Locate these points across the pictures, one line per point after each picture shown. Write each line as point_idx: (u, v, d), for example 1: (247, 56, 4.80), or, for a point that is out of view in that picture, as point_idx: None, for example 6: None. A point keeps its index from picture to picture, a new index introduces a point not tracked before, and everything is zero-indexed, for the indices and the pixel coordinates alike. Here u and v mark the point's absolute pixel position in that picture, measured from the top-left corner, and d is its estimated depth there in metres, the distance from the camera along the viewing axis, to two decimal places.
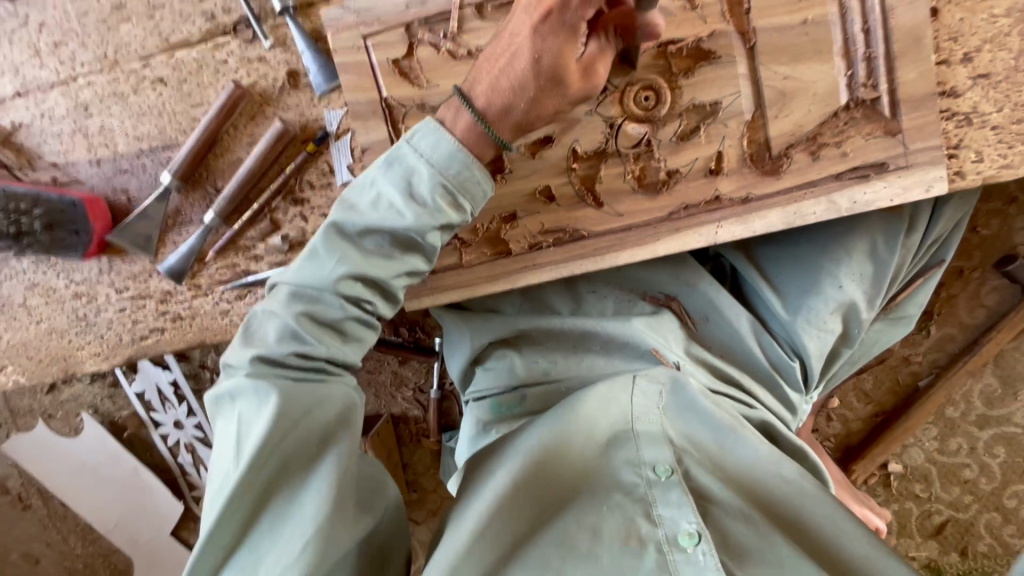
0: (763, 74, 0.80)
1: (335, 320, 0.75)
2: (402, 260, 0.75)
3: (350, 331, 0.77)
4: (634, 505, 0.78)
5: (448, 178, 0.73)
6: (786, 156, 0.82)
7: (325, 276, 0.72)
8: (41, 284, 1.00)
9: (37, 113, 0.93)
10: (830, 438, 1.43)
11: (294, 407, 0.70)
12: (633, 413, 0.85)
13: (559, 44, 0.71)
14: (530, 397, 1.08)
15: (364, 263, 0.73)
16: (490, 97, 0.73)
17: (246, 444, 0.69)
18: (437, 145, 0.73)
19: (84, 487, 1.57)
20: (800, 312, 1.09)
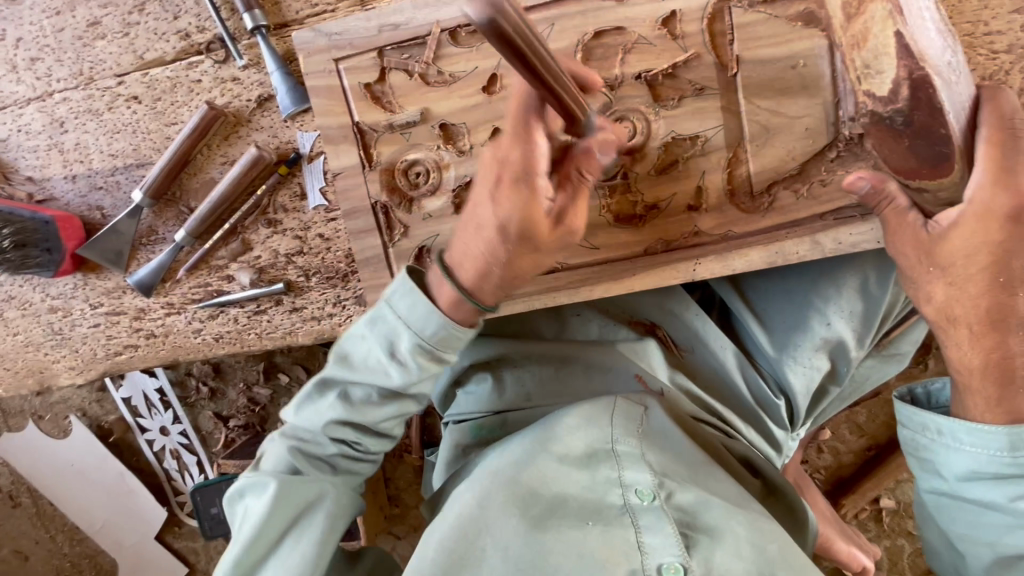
0: (746, 108, 0.77)
1: (329, 455, 0.77)
2: (394, 404, 0.77)
3: (344, 466, 0.79)
4: (619, 530, 0.76)
5: (427, 336, 0.72)
6: (769, 194, 0.79)
7: (319, 420, 0.76)
8: (17, 297, 1.00)
9: (14, 128, 0.93)
10: (820, 470, 1.39)
11: (288, 497, 0.73)
12: (613, 432, 0.85)
13: (518, 207, 0.68)
14: (510, 420, 1.07)
15: (352, 411, 0.76)
16: (464, 264, 0.73)
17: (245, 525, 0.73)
18: (412, 307, 0.72)
19: (73, 488, 1.59)
20: (787, 349, 1.06)
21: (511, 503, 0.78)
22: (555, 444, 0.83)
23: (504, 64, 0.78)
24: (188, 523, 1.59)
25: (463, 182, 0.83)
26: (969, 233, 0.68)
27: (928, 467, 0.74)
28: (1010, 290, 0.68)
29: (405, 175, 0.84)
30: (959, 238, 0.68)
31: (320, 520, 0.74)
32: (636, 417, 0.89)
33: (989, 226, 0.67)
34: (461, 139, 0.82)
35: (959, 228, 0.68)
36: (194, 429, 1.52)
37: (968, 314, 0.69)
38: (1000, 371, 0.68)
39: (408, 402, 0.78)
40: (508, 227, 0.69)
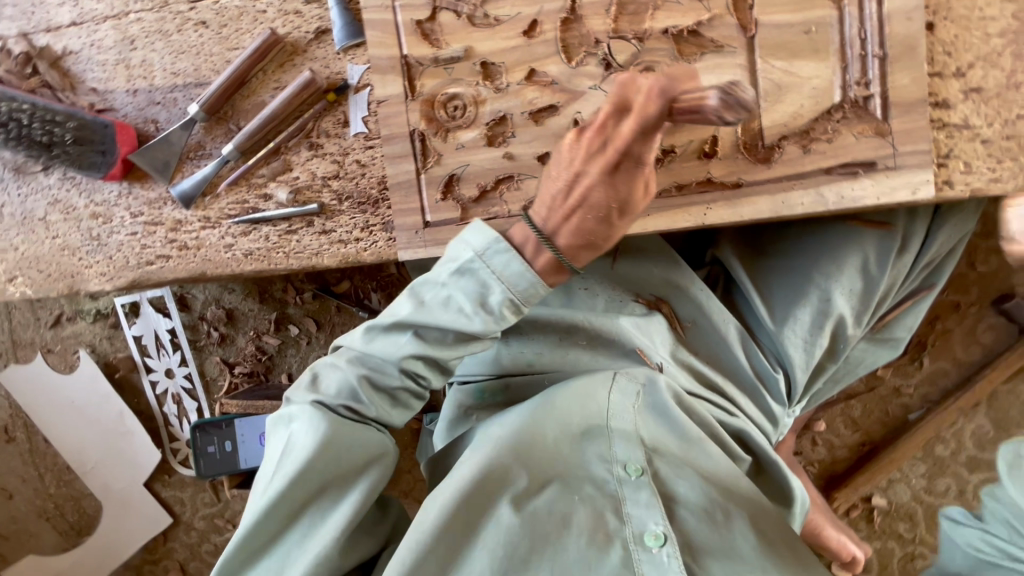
0: (762, 66, 0.84)
1: (393, 387, 0.81)
2: (467, 348, 0.79)
3: (402, 398, 0.83)
4: (605, 501, 0.79)
5: (518, 292, 0.76)
6: (779, 146, 0.85)
7: (392, 353, 0.78)
8: (62, 201, 1.05)
9: (87, 42, 1.00)
10: (813, 463, 1.40)
11: (336, 443, 0.76)
12: (608, 411, 0.87)
13: (634, 188, 0.73)
14: (513, 385, 1.10)
15: (429, 348, 0.78)
16: (568, 237, 0.76)
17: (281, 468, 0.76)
18: (508, 264, 0.75)
19: (70, 426, 1.59)
20: (787, 324, 1.09)
21: (502, 471, 0.80)
22: (551, 420, 0.85)
23: (545, 10, 0.87)
24: (179, 472, 1.59)
25: (497, 116, 0.90)
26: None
27: None
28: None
29: (444, 108, 0.91)
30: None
31: (361, 485, 0.77)
32: (632, 394, 0.89)
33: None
34: (500, 78, 0.89)
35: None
36: (199, 374, 1.55)
37: None
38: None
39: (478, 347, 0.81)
40: (623, 206, 0.74)
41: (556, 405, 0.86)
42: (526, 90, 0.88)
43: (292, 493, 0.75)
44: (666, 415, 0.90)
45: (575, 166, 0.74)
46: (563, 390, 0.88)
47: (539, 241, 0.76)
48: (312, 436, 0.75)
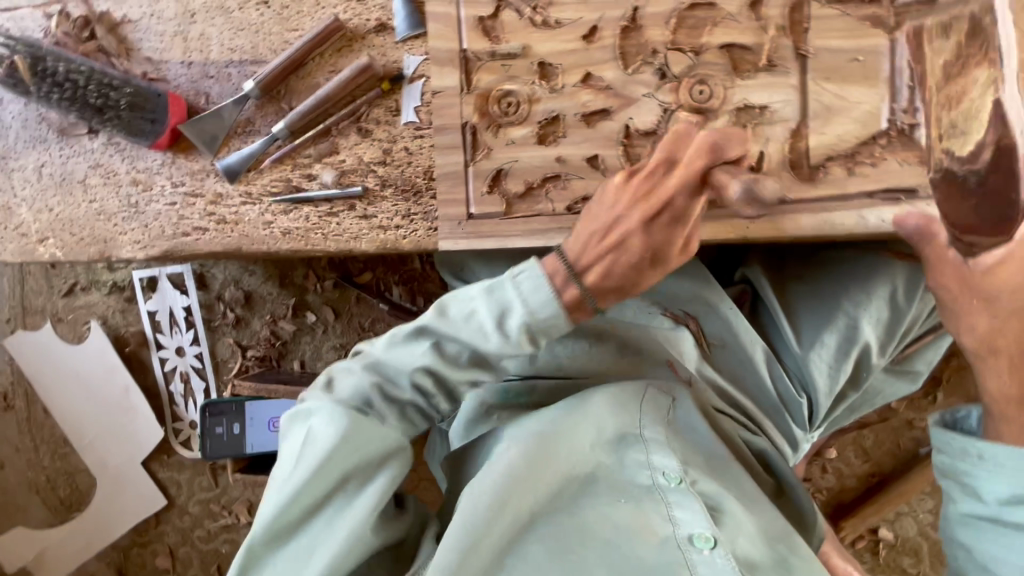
0: (812, 89, 0.86)
1: (403, 399, 0.81)
2: (478, 369, 0.80)
3: (411, 415, 0.82)
4: (650, 505, 0.79)
5: (537, 316, 0.76)
6: (824, 167, 0.87)
7: (406, 365, 0.78)
8: (104, 165, 1.05)
9: (147, 12, 1.02)
10: (822, 491, 1.39)
11: (355, 437, 0.75)
12: (641, 419, 0.88)
13: (670, 237, 0.78)
14: (540, 387, 1.09)
15: (442, 363, 0.78)
16: (598, 279, 0.78)
17: (302, 460, 0.74)
18: (539, 288, 0.76)
19: (72, 397, 1.56)
20: (815, 348, 1.10)
21: (543, 471, 0.81)
22: (586, 422, 0.87)
23: (606, 18, 0.89)
24: (179, 453, 1.56)
25: (549, 116, 0.91)
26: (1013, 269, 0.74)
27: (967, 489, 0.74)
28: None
29: (497, 103, 0.92)
30: (1002, 273, 0.75)
31: (384, 474, 0.76)
32: (665, 407, 0.95)
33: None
34: (555, 78, 0.91)
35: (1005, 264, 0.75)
36: (210, 354, 1.53)
37: (1010, 344, 0.73)
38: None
39: (487, 369, 0.81)
40: (658, 258, 0.79)
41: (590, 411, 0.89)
42: (581, 92, 0.90)
43: (313, 487, 0.73)
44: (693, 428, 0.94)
45: (612, 211, 0.79)
46: (596, 397, 0.91)
47: (567, 275, 0.77)
48: (334, 428, 0.74)
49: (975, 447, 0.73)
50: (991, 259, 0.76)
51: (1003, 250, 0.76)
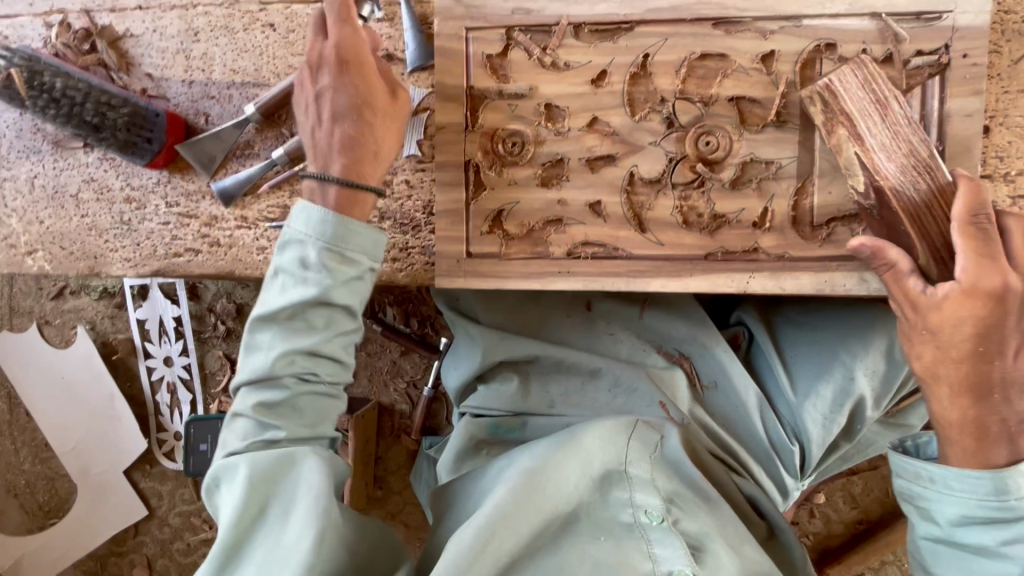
0: (820, 147, 0.86)
1: (286, 398, 0.75)
2: (327, 324, 0.76)
3: (307, 406, 0.76)
4: (631, 543, 0.78)
5: (331, 240, 0.75)
6: (828, 227, 0.86)
7: (263, 365, 0.75)
8: (98, 181, 1.03)
9: (150, 27, 1.00)
10: (808, 535, 1.39)
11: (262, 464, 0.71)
12: (627, 455, 0.85)
13: (391, 109, 0.81)
14: (531, 424, 1.14)
15: (292, 338, 0.75)
16: (363, 169, 0.80)
17: (227, 509, 0.71)
18: (309, 218, 0.74)
19: (55, 402, 1.54)
20: (809, 397, 1.09)
21: (527, 508, 0.78)
22: (571, 458, 0.84)
23: (615, 63, 0.88)
24: (162, 464, 1.54)
25: (553, 159, 0.90)
26: (959, 304, 0.71)
27: (922, 512, 0.75)
28: (987, 360, 0.71)
29: (502, 142, 0.91)
30: (947, 307, 0.71)
31: (307, 477, 0.71)
32: (653, 443, 0.91)
33: (972, 304, 0.71)
34: (562, 121, 0.90)
35: (947, 298, 0.71)
36: (199, 366, 1.51)
37: (952, 373, 0.73)
38: (976, 425, 0.72)
39: (342, 312, 0.77)
40: (342, 108, 0.80)
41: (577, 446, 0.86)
42: (586, 137, 0.89)
43: (240, 533, 0.68)
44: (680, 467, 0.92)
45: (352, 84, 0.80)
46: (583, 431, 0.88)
47: (350, 188, 0.78)
48: (243, 470, 0.71)
49: (927, 471, 0.74)
50: (943, 289, 0.72)
51: (954, 284, 0.71)
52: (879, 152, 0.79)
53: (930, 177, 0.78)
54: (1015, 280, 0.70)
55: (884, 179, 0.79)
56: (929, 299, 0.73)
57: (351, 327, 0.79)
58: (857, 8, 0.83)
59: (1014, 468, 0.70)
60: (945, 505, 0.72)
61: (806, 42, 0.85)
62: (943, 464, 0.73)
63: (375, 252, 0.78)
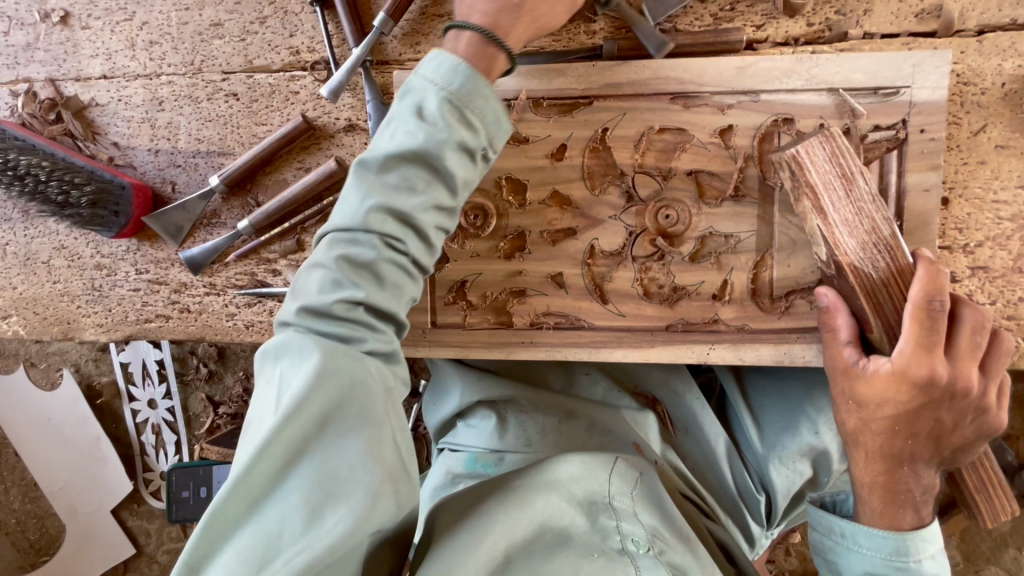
0: (779, 220, 0.86)
1: (371, 260, 0.66)
2: (426, 189, 0.68)
3: (388, 277, 0.67)
4: (619, 566, 0.70)
5: (453, 92, 0.67)
6: (788, 300, 0.86)
7: (355, 215, 0.66)
8: (68, 248, 1.04)
9: (115, 97, 1.00)
10: (785, 572, 1.40)
11: (335, 369, 0.62)
12: (611, 488, 0.82)
13: None
14: (509, 460, 1.03)
15: (389, 195, 0.66)
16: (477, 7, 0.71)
17: (281, 398, 0.61)
18: (440, 64, 0.68)
19: (40, 444, 1.56)
20: (775, 449, 1.06)
21: (516, 528, 0.74)
22: (558, 484, 0.81)
23: (574, 137, 0.88)
24: (148, 503, 1.57)
25: (515, 233, 0.91)
26: (886, 384, 0.73)
27: (831, 565, 0.80)
28: (904, 437, 0.75)
29: (465, 214, 0.91)
30: (873, 382, 0.74)
31: (370, 409, 0.63)
32: (633, 475, 0.88)
33: (901, 387, 0.73)
34: (524, 194, 0.90)
35: (878, 376, 0.74)
36: (182, 408, 1.53)
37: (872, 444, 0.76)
38: (889, 491, 0.76)
39: (449, 189, 0.69)
40: None
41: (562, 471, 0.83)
42: (547, 210, 0.90)
43: (292, 435, 0.60)
44: (659, 504, 0.87)
45: None
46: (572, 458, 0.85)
47: (486, 40, 0.70)
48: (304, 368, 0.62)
49: (839, 527, 0.79)
50: (874, 365, 0.75)
51: (886, 364, 0.74)
52: (841, 227, 0.76)
53: (890, 256, 0.76)
54: (942, 372, 0.72)
55: (844, 255, 0.76)
56: (860, 372, 0.76)
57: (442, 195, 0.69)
58: (814, 84, 0.82)
59: (917, 532, 0.75)
60: (853, 561, 0.78)
61: (763, 117, 0.84)
62: (854, 522, 0.78)
63: (497, 132, 0.70)
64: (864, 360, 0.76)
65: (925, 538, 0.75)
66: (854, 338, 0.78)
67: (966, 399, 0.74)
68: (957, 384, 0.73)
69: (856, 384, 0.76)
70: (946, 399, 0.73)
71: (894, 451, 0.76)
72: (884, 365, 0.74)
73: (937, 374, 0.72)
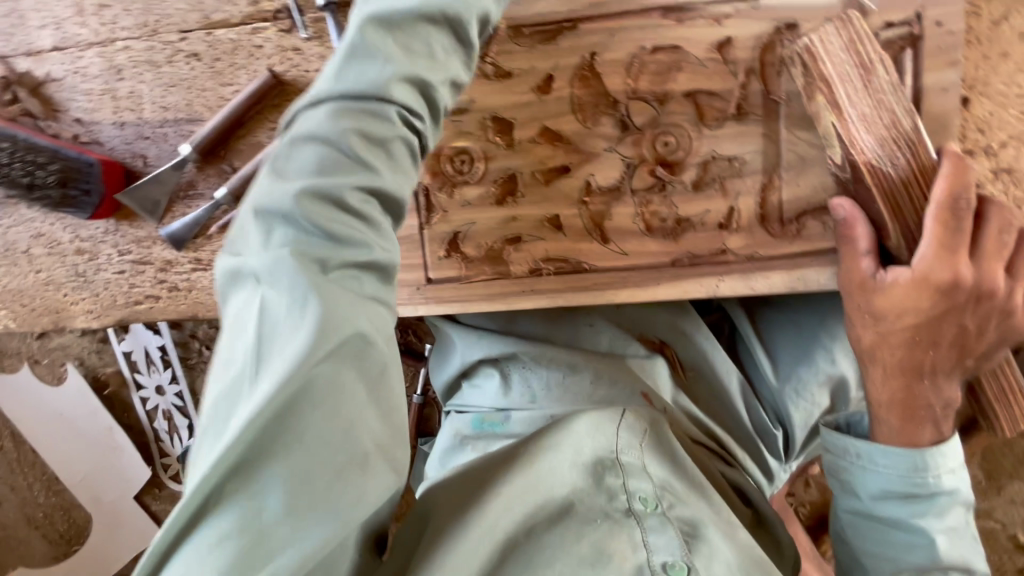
0: (786, 137, 0.80)
1: (386, 131, 0.55)
2: (446, 59, 0.59)
3: (400, 157, 0.56)
4: (625, 530, 0.67)
5: (355, 57, 0.55)
6: (799, 223, 0.82)
7: (373, 78, 0.54)
8: (45, 235, 1.00)
9: (71, 69, 0.94)
10: (805, 504, 1.40)
11: (337, 297, 0.48)
12: (619, 441, 0.78)
13: None
14: (515, 418, 1.00)
15: (410, 58, 0.56)
16: None
17: (262, 346, 0.46)
18: None
19: (56, 439, 1.56)
20: (791, 382, 1.04)
21: (525, 493, 0.71)
22: (562, 445, 0.76)
23: (560, 66, 0.82)
24: (170, 486, 1.58)
25: (505, 175, 0.86)
26: (906, 292, 0.70)
27: (846, 486, 0.76)
28: (924, 350, 0.72)
29: (450, 161, 0.86)
30: (892, 293, 0.71)
31: (383, 360, 0.51)
32: (640, 430, 0.82)
33: (921, 293, 0.70)
34: (511, 134, 0.84)
35: (899, 284, 0.70)
36: (190, 392, 1.52)
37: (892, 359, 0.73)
38: (908, 402, 0.73)
39: (463, 62, 0.61)
40: None
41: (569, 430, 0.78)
42: (538, 149, 0.84)
43: (288, 397, 0.45)
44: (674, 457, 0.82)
45: None
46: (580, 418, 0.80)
47: None
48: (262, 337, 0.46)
49: (855, 447, 0.74)
50: (892, 275, 0.71)
51: (906, 271, 0.70)
52: (858, 124, 0.72)
53: (911, 152, 0.72)
54: (965, 273, 0.69)
55: (860, 154, 0.72)
56: (878, 283, 0.72)
57: (403, 137, 0.56)
58: None
59: (936, 448, 0.71)
60: (870, 480, 0.73)
61: (764, 25, 0.77)
62: (871, 441, 0.74)
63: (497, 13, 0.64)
64: (884, 271, 0.72)
65: (944, 453, 0.72)
66: (872, 247, 0.74)
67: (991, 301, 0.71)
68: (983, 285, 0.70)
69: (874, 297, 0.72)
70: (971, 302, 0.70)
71: (915, 362, 0.73)
72: (904, 272, 0.70)
73: (960, 276, 0.69)
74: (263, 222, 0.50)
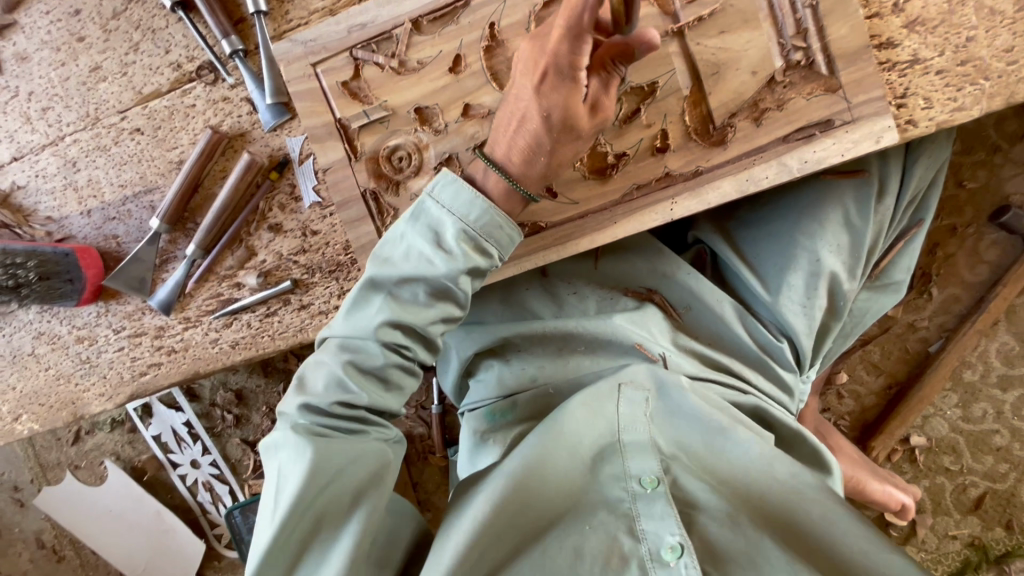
0: (694, 49, 0.82)
1: (378, 368, 0.75)
2: (439, 307, 0.75)
3: (394, 380, 0.77)
4: (618, 524, 0.73)
5: (470, 224, 0.74)
6: (731, 125, 0.83)
7: (402, 253, 0.75)
8: (47, 332, 1.06)
9: (32, 174, 1.01)
10: (843, 417, 1.37)
11: (329, 455, 0.71)
12: (620, 422, 0.82)
13: None
14: (522, 402, 0.96)
15: (400, 310, 0.74)
16: None
17: (283, 492, 0.69)
18: (457, 194, 0.74)
19: (112, 535, 1.60)
20: (782, 291, 1.00)
21: (521, 506, 0.76)
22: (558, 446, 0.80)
23: (465, 44, 0.85)
24: (227, 555, 1.61)
25: (443, 158, 0.87)
26: None
27: None
28: None
29: (389, 162, 0.89)
30: None
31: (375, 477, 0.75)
32: (642, 403, 0.84)
33: None
34: (436, 119, 0.87)
35: None
36: (223, 458, 1.55)
37: None
38: None
39: (452, 303, 0.76)
40: None
41: (564, 424, 0.81)
42: (466, 126, 0.86)
43: (299, 508, 0.68)
44: (683, 414, 0.83)
45: None
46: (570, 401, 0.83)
47: None
48: (297, 469, 0.69)
49: None
50: None
51: None
52: None
53: None
54: None
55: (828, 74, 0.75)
56: None
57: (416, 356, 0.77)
58: None
59: None
60: None
61: None
62: None
63: (507, 252, 0.77)
64: None
65: None
66: None
67: None
68: None
69: None
70: None
71: None
72: None
73: None
74: (325, 366, 0.75)
